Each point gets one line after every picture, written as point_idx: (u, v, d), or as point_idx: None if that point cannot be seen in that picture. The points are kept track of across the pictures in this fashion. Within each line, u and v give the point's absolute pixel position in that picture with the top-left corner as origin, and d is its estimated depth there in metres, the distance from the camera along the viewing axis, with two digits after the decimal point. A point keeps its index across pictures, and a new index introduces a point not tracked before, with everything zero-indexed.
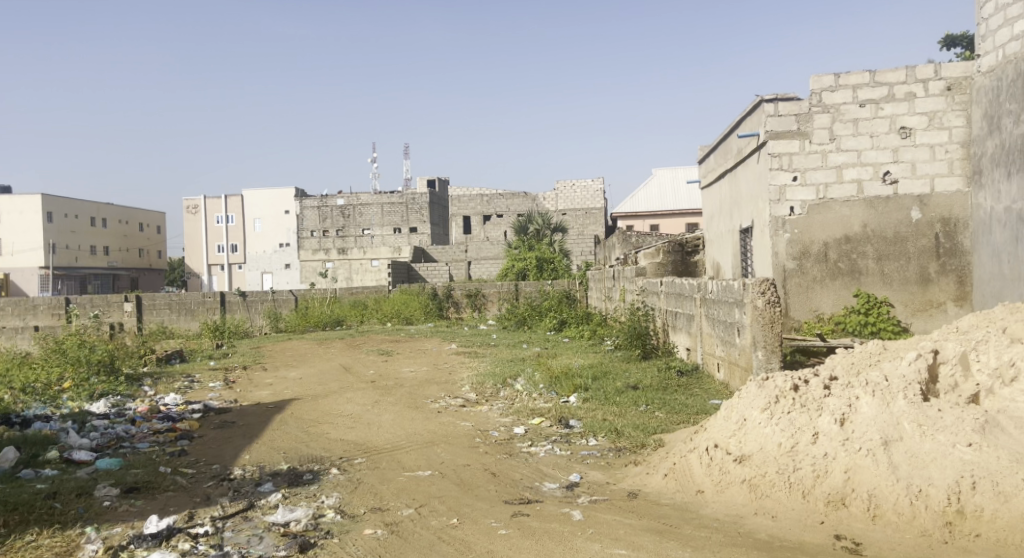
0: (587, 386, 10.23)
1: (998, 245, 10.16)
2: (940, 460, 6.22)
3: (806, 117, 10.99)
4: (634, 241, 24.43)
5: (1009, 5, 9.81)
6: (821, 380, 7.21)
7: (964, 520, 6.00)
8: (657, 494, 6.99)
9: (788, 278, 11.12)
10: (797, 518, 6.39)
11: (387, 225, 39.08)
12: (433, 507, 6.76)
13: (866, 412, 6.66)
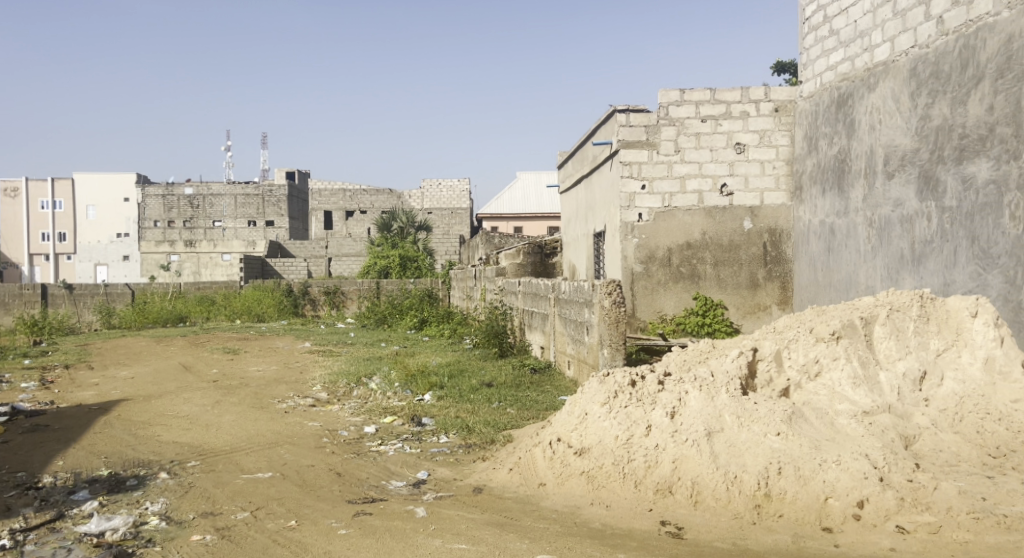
0: (443, 384, 10.32)
1: (813, 255, 11.20)
2: (753, 448, 6.18)
3: (654, 128, 11.72)
4: (497, 241, 24.99)
5: (826, 38, 10.87)
6: (656, 376, 6.95)
7: (770, 502, 5.94)
8: (501, 488, 6.70)
9: (636, 281, 11.81)
10: (628, 507, 6.18)
11: (240, 218, 38.20)
12: (272, 509, 6.42)
13: (693, 406, 6.52)
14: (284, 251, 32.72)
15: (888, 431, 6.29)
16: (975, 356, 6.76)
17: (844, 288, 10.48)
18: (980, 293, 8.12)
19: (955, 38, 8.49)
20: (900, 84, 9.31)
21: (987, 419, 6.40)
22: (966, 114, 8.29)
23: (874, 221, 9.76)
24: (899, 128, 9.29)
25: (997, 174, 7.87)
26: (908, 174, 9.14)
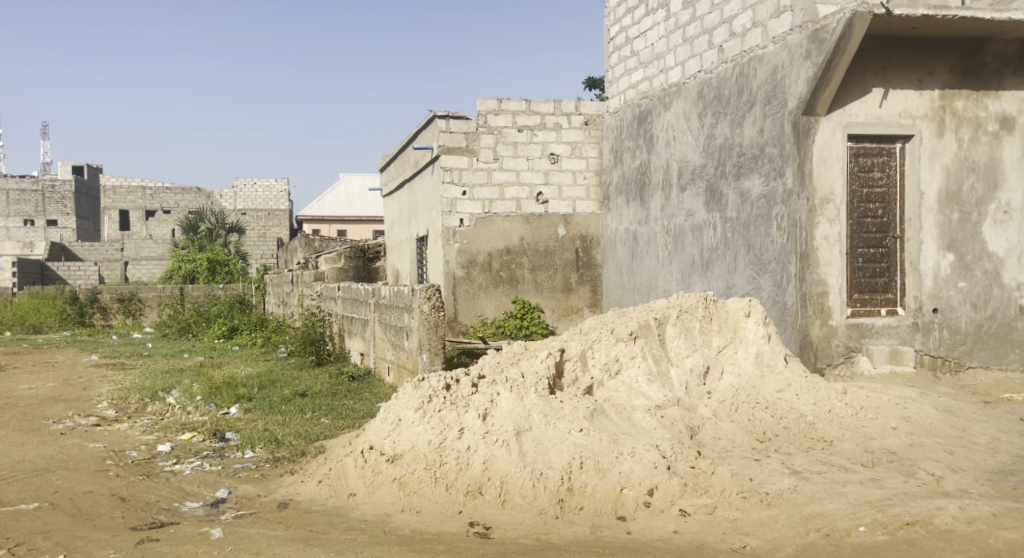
0: (250, 396, 10.17)
1: (619, 260, 11.89)
2: (559, 445, 6.15)
3: (473, 135, 12.09)
4: (318, 245, 24.72)
5: (628, 58, 11.61)
6: (471, 379, 6.78)
7: (573, 496, 5.91)
8: (308, 502, 6.23)
9: (458, 285, 12.11)
10: (438, 510, 5.91)
11: (16, 215, 35.79)
12: (36, 544, 5.64)
13: (504, 407, 6.42)
14: (69, 254, 30.71)
15: (676, 422, 6.77)
16: (747, 351, 7.58)
17: (645, 290, 11.20)
18: (755, 295, 8.97)
19: (732, 66, 9.36)
20: (690, 105, 10.12)
21: (757, 407, 7.13)
22: (742, 135, 9.16)
23: (670, 229, 10.54)
24: (689, 145, 10.12)
25: (767, 190, 8.78)
26: (697, 188, 9.96)
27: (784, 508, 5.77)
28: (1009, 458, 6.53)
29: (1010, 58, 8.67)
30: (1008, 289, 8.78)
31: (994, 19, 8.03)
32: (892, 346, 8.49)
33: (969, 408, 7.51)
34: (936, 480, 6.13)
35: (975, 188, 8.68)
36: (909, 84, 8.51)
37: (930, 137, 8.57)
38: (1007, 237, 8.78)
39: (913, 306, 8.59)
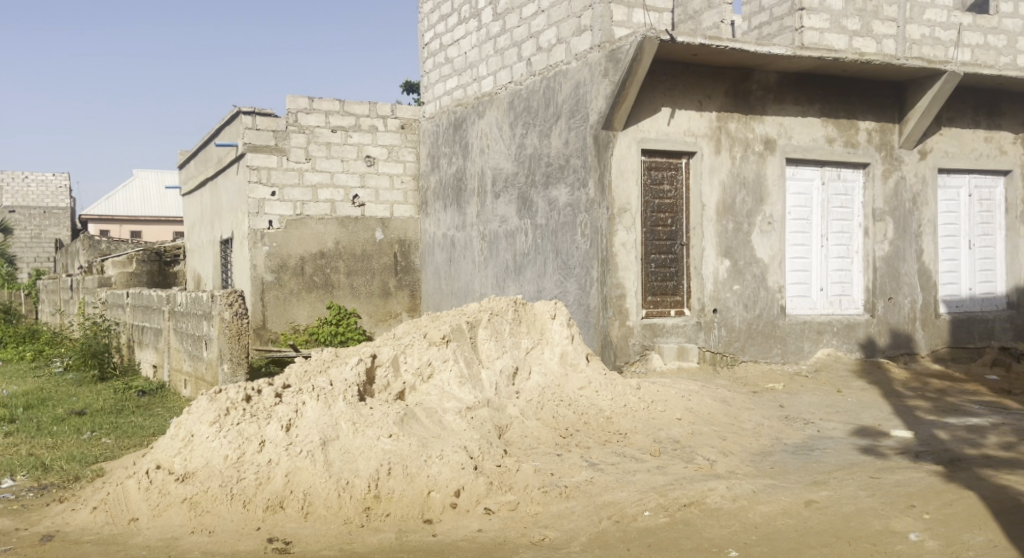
0: (15, 418, 9.42)
1: (437, 265, 12.00)
2: (367, 452, 6.03)
3: (283, 134, 11.82)
4: (101, 249, 23.28)
5: (442, 64, 11.74)
6: (274, 389, 6.43)
7: (379, 503, 5.79)
8: (79, 532, 5.63)
9: (267, 291, 11.58)
10: (233, 529, 5.52)
11: None
12: None
13: (310, 416, 6.18)
14: None
15: (486, 422, 6.90)
16: (553, 351, 7.91)
17: (462, 295, 11.34)
18: (562, 298, 9.31)
19: (540, 79, 9.68)
20: (502, 115, 10.36)
21: (560, 405, 7.43)
22: (550, 146, 9.49)
23: (485, 235, 10.73)
24: (503, 153, 10.36)
25: (572, 199, 9.13)
26: (510, 195, 10.21)
27: (580, 499, 6.03)
28: (770, 442, 7.41)
29: (771, 87, 9.83)
30: (772, 292, 9.81)
31: (757, 52, 8.95)
32: (680, 344, 9.17)
33: (741, 397, 8.49)
34: (710, 464, 6.71)
35: (745, 202, 9.66)
36: (691, 104, 9.33)
37: (710, 155, 9.45)
38: (771, 246, 9.82)
39: (696, 306, 9.39)
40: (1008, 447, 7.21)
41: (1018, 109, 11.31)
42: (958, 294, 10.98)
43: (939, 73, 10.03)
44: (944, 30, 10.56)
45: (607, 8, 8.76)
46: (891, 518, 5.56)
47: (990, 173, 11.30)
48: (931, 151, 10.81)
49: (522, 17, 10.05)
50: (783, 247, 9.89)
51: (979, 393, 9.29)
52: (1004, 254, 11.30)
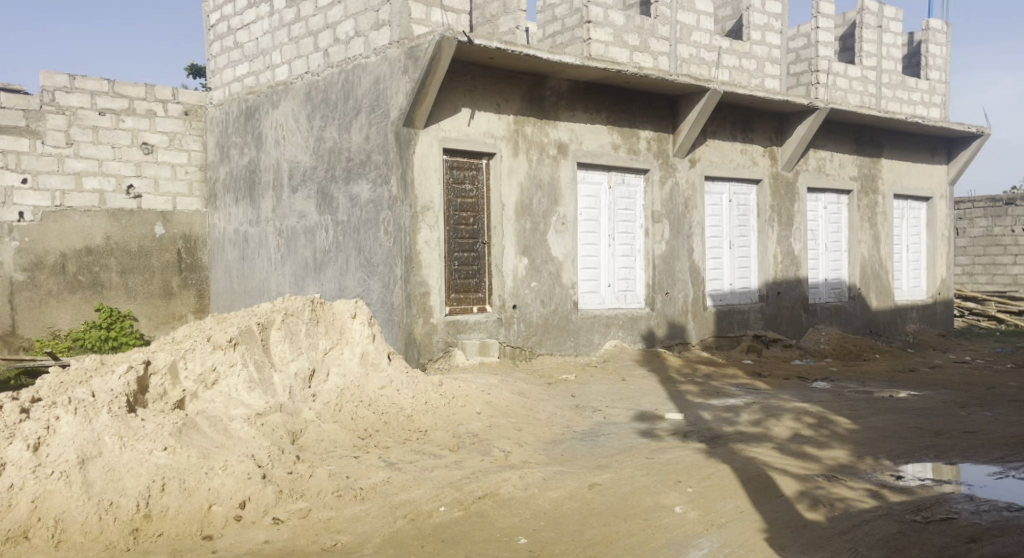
0: None
1: (229, 262, 11.36)
2: (136, 468, 5.47)
3: (37, 115, 10.75)
4: None
5: (231, 49, 11.13)
6: (21, 402, 5.62)
7: (149, 522, 5.27)
8: None
9: (16, 292, 10.40)
10: None
11: None
12: None
13: (66, 433, 5.47)
14: None
15: (277, 429, 6.45)
16: (354, 352, 7.62)
17: (255, 294, 10.81)
18: (366, 297, 8.98)
19: (338, 71, 9.33)
20: (298, 106, 9.92)
21: (360, 406, 7.13)
22: (350, 140, 9.17)
23: (281, 231, 10.25)
24: (299, 146, 9.94)
25: (374, 195, 8.85)
26: (309, 190, 9.79)
27: (376, 501, 5.80)
28: (562, 430, 7.54)
29: (563, 93, 10.01)
30: (566, 287, 10.00)
31: (549, 60, 9.08)
32: (482, 339, 9.12)
33: (536, 389, 8.53)
34: (505, 455, 6.68)
35: (541, 203, 9.78)
36: (490, 107, 9.29)
37: (508, 156, 9.46)
38: (564, 244, 10.00)
39: (497, 302, 9.35)
40: (759, 423, 8.02)
41: (765, 126, 12.59)
42: (721, 289, 12.07)
43: (703, 91, 10.82)
44: (708, 51, 11.33)
45: (405, 4, 8.58)
46: (661, 494, 5.90)
47: (744, 182, 12.46)
48: (699, 160, 11.62)
49: (317, 6, 9.66)
50: (575, 246, 10.13)
51: (736, 375, 10.43)
52: (755, 254, 12.61)
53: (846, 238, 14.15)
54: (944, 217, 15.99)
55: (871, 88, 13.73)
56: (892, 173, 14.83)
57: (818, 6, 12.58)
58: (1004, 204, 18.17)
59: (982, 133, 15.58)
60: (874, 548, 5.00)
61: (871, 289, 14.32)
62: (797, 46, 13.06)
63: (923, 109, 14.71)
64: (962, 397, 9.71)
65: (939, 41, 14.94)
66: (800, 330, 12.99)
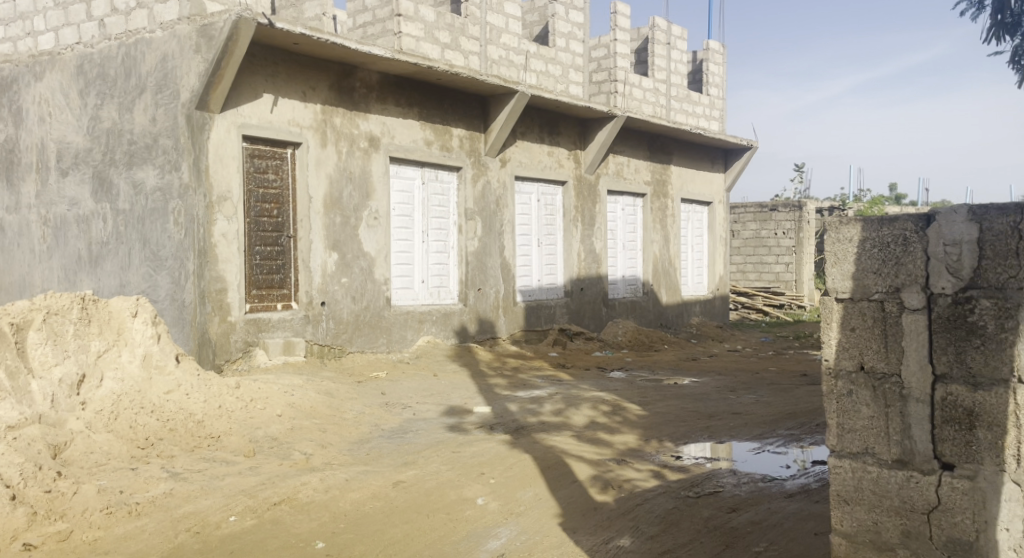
0: None
1: None
2: None
3: None
4: None
5: None
6: None
7: None
8: None
9: None
10: None
11: None
12: None
13: None
14: None
15: (35, 443, 5.63)
16: (134, 353, 6.94)
17: (15, 290, 9.77)
18: (151, 295, 8.23)
19: (117, 44, 8.67)
20: (67, 80, 9.13)
21: (140, 412, 6.50)
22: (133, 121, 8.50)
23: (47, 220, 9.36)
24: (69, 124, 9.14)
25: (162, 182, 8.17)
26: (82, 175, 9.00)
27: (154, 515, 5.25)
28: (370, 428, 7.30)
29: (374, 86, 9.77)
30: (378, 284, 9.80)
31: (359, 50, 8.86)
32: (286, 338, 8.79)
33: (345, 388, 8.27)
34: (306, 458, 6.36)
35: (352, 196, 9.51)
36: (295, 94, 8.92)
37: (315, 146, 9.13)
38: (376, 240, 9.77)
39: (305, 300, 9.01)
40: (559, 413, 8.12)
41: (569, 129, 12.86)
42: (531, 285, 12.25)
43: (512, 92, 10.93)
44: (516, 54, 11.42)
45: None
46: (463, 487, 5.82)
47: (551, 183, 12.68)
48: (510, 160, 11.71)
49: None
50: (388, 242, 9.92)
51: (542, 367, 10.61)
52: (561, 252, 12.84)
53: (639, 237, 14.69)
54: (723, 220, 17.00)
55: (661, 100, 14.34)
56: (680, 179, 15.58)
57: (616, 19, 13.03)
58: (769, 209, 19.27)
59: (752, 145, 16.76)
60: (653, 524, 5.24)
61: (661, 285, 14.98)
62: (599, 56, 13.21)
63: (705, 122, 15.55)
64: (735, 382, 10.37)
65: (718, 61, 15.90)
66: (599, 323, 13.33)
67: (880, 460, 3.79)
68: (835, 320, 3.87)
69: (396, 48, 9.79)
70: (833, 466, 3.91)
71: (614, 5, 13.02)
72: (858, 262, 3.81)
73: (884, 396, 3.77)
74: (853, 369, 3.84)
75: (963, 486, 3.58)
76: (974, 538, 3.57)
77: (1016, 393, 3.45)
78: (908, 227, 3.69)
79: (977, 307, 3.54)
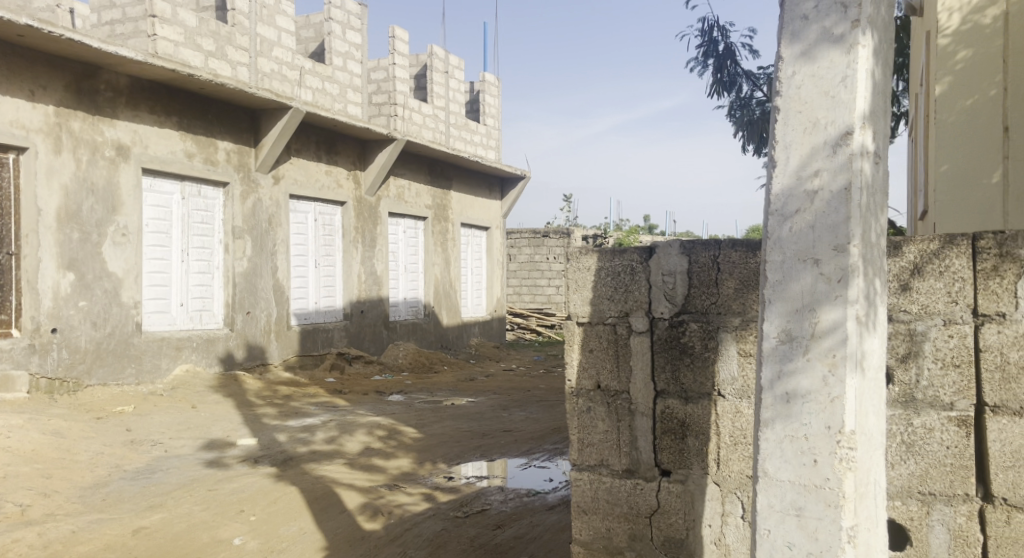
0: None
1: None
2: None
3: None
4: None
5: None
6: None
7: None
8: None
9: None
10: None
11: None
12: None
13: None
14: None
15: None
16: None
17: None
18: None
19: None
20: None
21: None
22: None
23: None
24: None
25: None
26: None
27: None
28: (107, 471, 6.93)
29: (122, 90, 9.34)
30: (125, 307, 9.35)
31: (103, 49, 8.48)
32: (3, 371, 8.10)
33: (78, 427, 7.80)
34: (21, 510, 5.89)
35: (93, 210, 9.03)
36: (20, 93, 8.33)
37: (46, 153, 8.58)
38: (124, 258, 9.35)
39: (30, 326, 8.42)
40: (332, 441, 8.13)
41: (348, 150, 12.88)
42: (306, 308, 12.12)
43: (285, 108, 10.87)
44: (289, 69, 11.36)
45: None
46: (218, 528, 5.72)
47: (329, 203, 12.63)
48: (283, 178, 11.57)
49: None
50: (138, 260, 9.51)
51: (316, 393, 10.54)
52: (340, 273, 12.82)
53: (420, 260, 14.96)
54: (500, 244, 17.61)
55: (441, 126, 14.77)
56: (459, 204, 15.93)
57: (395, 44, 13.28)
58: (542, 234, 20.01)
59: (526, 175, 17.54)
60: (421, 548, 5.42)
61: (442, 307, 15.29)
62: (379, 78, 13.40)
63: (482, 151, 16.24)
64: (508, 400, 10.80)
65: (494, 93, 16.56)
66: (379, 346, 13.41)
67: (612, 471, 4.18)
68: (576, 342, 4.23)
69: (150, 50, 9.44)
70: (574, 479, 4.26)
71: (393, 30, 13.24)
72: (595, 289, 4.19)
73: (616, 411, 4.17)
74: (591, 387, 4.22)
75: (677, 488, 4.04)
76: (685, 535, 4.02)
77: (716, 405, 3.94)
78: (634, 258, 4.12)
79: (687, 330, 4.01)
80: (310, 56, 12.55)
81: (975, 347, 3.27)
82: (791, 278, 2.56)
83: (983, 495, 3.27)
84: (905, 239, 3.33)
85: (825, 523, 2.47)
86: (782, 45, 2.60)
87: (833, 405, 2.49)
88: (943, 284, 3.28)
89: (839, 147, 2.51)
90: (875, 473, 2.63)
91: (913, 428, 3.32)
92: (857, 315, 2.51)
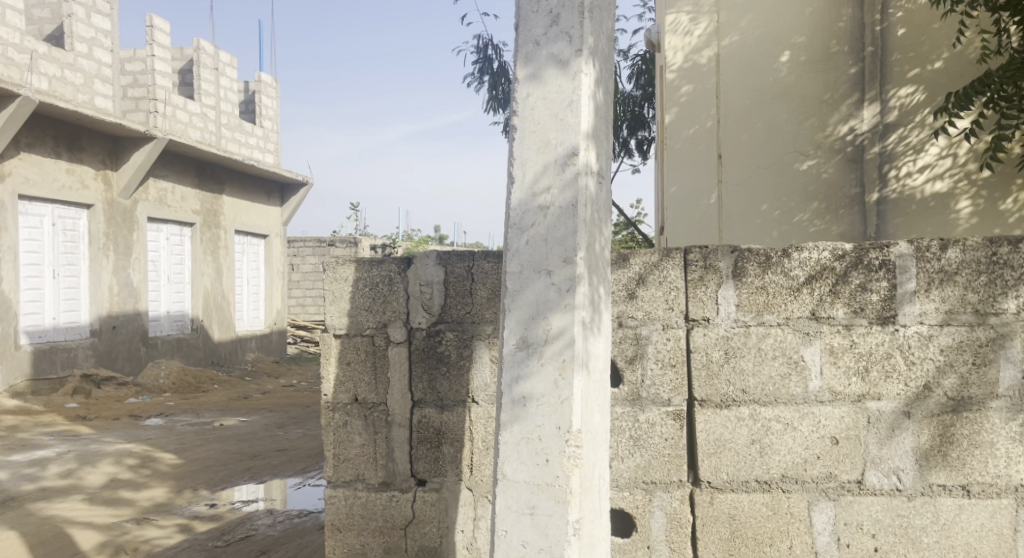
0: None
1: None
2: None
3: None
4: None
5: None
6: None
7: None
8: None
9: None
10: None
11: None
12: None
13: None
14: None
15: None
16: None
17: None
18: None
19: None
20: None
21: None
22: None
23: None
24: None
25: None
26: None
27: None
28: None
29: None
30: None
31: None
32: None
33: None
34: None
35: None
36: None
37: None
38: None
39: None
40: (68, 475, 7.59)
41: (96, 148, 12.07)
42: (42, 325, 11.20)
43: (14, 96, 10.06)
44: (17, 52, 10.51)
45: None
46: None
47: (72, 206, 11.79)
48: (10, 176, 10.60)
49: None
50: None
51: (54, 422, 9.81)
52: (86, 285, 11.99)
53: (187, 270, 14.28)
54: (280, 253, 17.16)
55: (210, 127, 14.22)
56: (231, 210, 15.34)
57: (154, 34, 12.66)
58: (328, 243, 19.43)
59: (308, 181, 17.24)
60: None
61: (213, 320, 14.71)
62: (134, 70, 12.68)
63: (258, 154, 15.80)
64: (283, 418, 10.52)
65: (270, 94, 16.19)
66: (136, 365, 12.69)
67: (369, 485, 4.20)
68: (332, 355, 4.22)
69: None
70: (328, 496, 4.22)
71: (150, 19, 12.61)
72: (353, 301, 4.22)
73: (373, 424, 4.20)
74: (349, 401, 4.22)
75: (431, 497, 4.15)
76: (438, 543, 4.13)
77: (470, 410, 4.12)
78: (392, 269, 4.20)
79: (443, 338, 4.16)
80: (46, 39, 11.69)
81: (687, 348, 3.64)
82: (527, 287, 2.76)
83: (694, 480, 3.64)
84: (630, 252, 3.67)
85: (554, 518, 2.67)
86: (517, 68, 2.81)
87: (562, 407, 2.70)
88: (662, 293, 3.65)
89: (566, 166, 2.73)
90: (598, 468, 2.87)
91: (639, 423, 3.63)
92: (583, 321, 2.74)
